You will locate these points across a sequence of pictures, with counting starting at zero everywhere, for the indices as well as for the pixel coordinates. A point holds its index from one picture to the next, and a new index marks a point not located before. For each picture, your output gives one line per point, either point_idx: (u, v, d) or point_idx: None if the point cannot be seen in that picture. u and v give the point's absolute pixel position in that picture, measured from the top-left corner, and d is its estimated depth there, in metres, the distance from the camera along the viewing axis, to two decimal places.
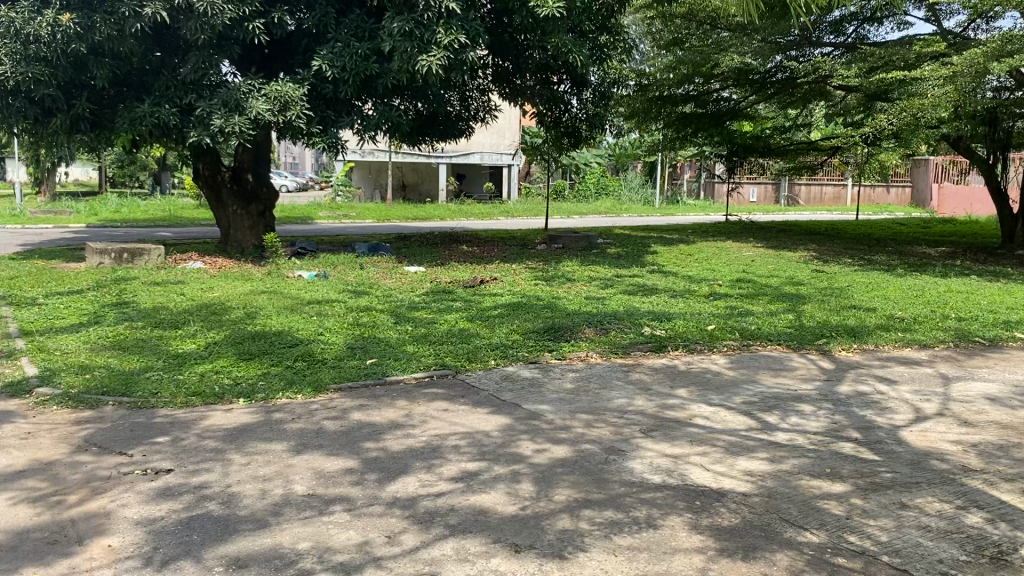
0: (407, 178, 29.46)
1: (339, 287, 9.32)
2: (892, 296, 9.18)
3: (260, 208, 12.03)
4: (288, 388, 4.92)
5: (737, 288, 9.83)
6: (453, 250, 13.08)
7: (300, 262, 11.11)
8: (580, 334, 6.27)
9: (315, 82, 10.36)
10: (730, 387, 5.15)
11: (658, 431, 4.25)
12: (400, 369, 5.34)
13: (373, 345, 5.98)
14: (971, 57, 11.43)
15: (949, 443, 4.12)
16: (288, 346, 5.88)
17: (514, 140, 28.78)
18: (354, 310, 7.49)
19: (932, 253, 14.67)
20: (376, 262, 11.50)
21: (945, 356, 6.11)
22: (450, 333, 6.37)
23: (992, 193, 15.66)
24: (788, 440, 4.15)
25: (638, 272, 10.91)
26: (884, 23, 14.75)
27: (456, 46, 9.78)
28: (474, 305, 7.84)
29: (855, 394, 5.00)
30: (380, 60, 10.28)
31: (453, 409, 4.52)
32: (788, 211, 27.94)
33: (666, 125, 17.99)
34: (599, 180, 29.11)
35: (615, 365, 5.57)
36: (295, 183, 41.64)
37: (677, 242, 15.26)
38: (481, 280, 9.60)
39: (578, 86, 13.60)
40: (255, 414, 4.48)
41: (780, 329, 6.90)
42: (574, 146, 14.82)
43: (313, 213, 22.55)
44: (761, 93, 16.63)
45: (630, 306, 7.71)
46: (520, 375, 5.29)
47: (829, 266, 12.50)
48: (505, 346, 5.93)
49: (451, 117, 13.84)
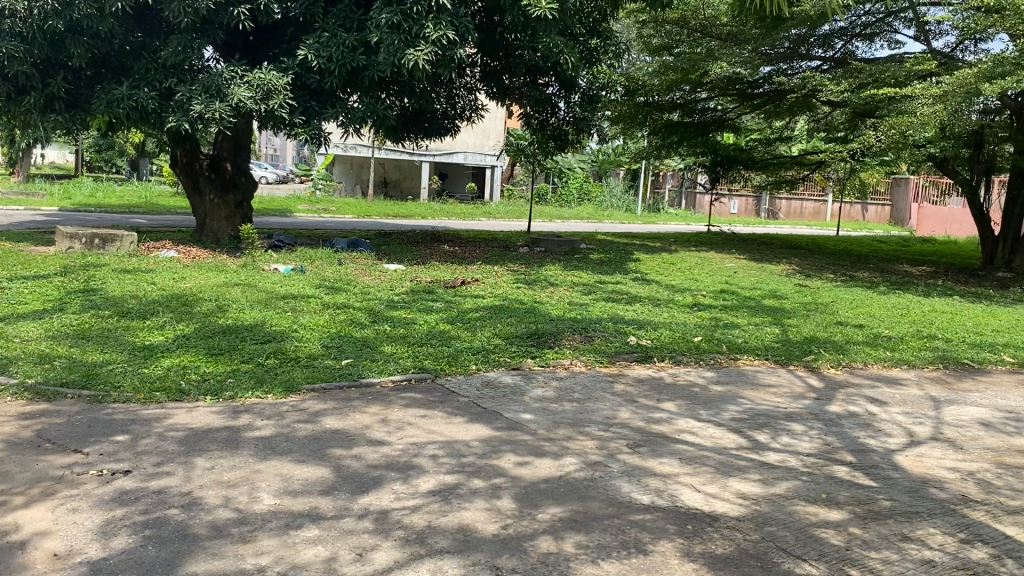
0: (389, 175, 29.22)
1: (317, 282, 9.08)
2: (877, 313, 9.08)
3: (238, 197, 11.77)
4: (258, 387, 4.69)
5: (721, 299, 9.70)
6: (434, 249, 12.86)
7: (277, 255, 10.84)
8: (563, 341, 6.08)
9: (300, 72, 10.12)
10: (718, 402, 4.98)
11: (644, 446, 4.07)
12: (377, 371, 5.13)
13: (349, 344, 5.75)
14: (962, 78, 11.43)
15: (947, 470, 3.97)
16: (260, 342, 5.64)
17: (499, 141, 28.61)
18: (331, 307, 7.25)
19: (916, 273, 14.67)
20: (354, 258, 11.25)
21: (935, 378, 5.97)
22: (429, 335, 6.16)
23: (976, 215, 15.73)
24: (779, 461, 3.99)
25: (621, 279, 10.75)
26: (875, 40, 14.73)
27: (445, 42, 9.54)
28: (454, 306, 7.62)
29: (846, 415, 4.85)
30: (368, 53, 10.04)
31: (431, 416, 4.31)
32: (769, 224, 27.98)
33: (652, 132, 17.89)
34: (582, 186, 29.04)
35: (599, 374, 5.39)
36: (274, 174, 41.31)
37: (660, 251, 15.16)
38: (462, 281, 9.39)
39: (567, 89, 13.44)
40: (223, 414, 4.25)
41: (767, 343, 6.73)
42: (560, 150, 14.65)
43: (293, 205, 22.26)
44: (749, 104, 16.57)
45: (613, 314, 7.53)
46: (501, 382, 5.09)
47: (811, 281, 12.43)
48: (486, 350, 5.72)
49: (437, 115, 13.63)
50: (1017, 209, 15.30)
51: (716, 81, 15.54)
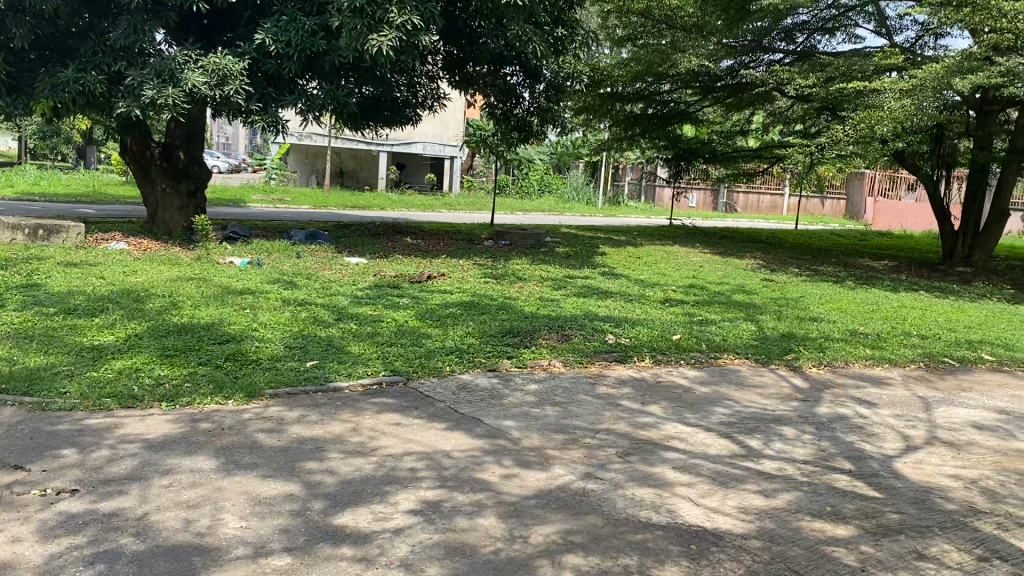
0: (345, 165, 28.67)
1: (276, 276, 8.71)
2: (848, 309, 8.98)
3: (191, 187, 11.31)
4: (217, 393, 4.36)
5: (691, 294, 9.53)
6: (397, 241, 12.50)
7: (232, 248, 10.42)
8: (539, 340, 5.82)
9: (257, 57, 9.70)
10: (704, 405, 4.76)
11: (634, 454, 3.83)
12: (345, 374, 4.82)
13: (313, 344, 5.44)
14: (933, 73, 11.50)
15: (949, 479, 3.81)
16: (218, 343, 5.30)
17: (458, 132, 28.22)
18: (291, 303, 6.90)
19: (880, 267, 14.71)
20: (313, 251, 10.86)
21: (919, 377, 5.84)
22: (398, 333, 5.87)
23: (936, 210, 15.89)
24: (777, 469, 3.78)
25: (589, 274, 10.53)
26: (836, 34, 14.72)
27: (409, 28, 9.24)
28: (422, 302, 7.31)
29: (837, 418, 4.67)
30: (328, 37, 9.67)
31: (405, 424, 4.03)
32: (728, 218, 28.08)
33: (614, 124, 17.72)
34: (543, 178, 28.80)
35: (579, 375, 5.15)
36: (226, 163, 40.42)
37: (624, 244, 15.01)
38: (428, 275, 9.10)
39: (531, 78, 13.06)
40: (179, 423, 3.91)
41: (746, 340, 6.55)
42: (523, 141, 14.38)
43: (247, 195, 21.70)
44: (713, 97, 16.47)
45: (587, 311, 7.30)
46: (477, 385, 4.82)
47: (777, 275, 12.37)
48: (460, 351, 5.45)
49: (399, 104, 13.24)
50: (977, 204, 15.50)
51: (682, 74, 15.37)
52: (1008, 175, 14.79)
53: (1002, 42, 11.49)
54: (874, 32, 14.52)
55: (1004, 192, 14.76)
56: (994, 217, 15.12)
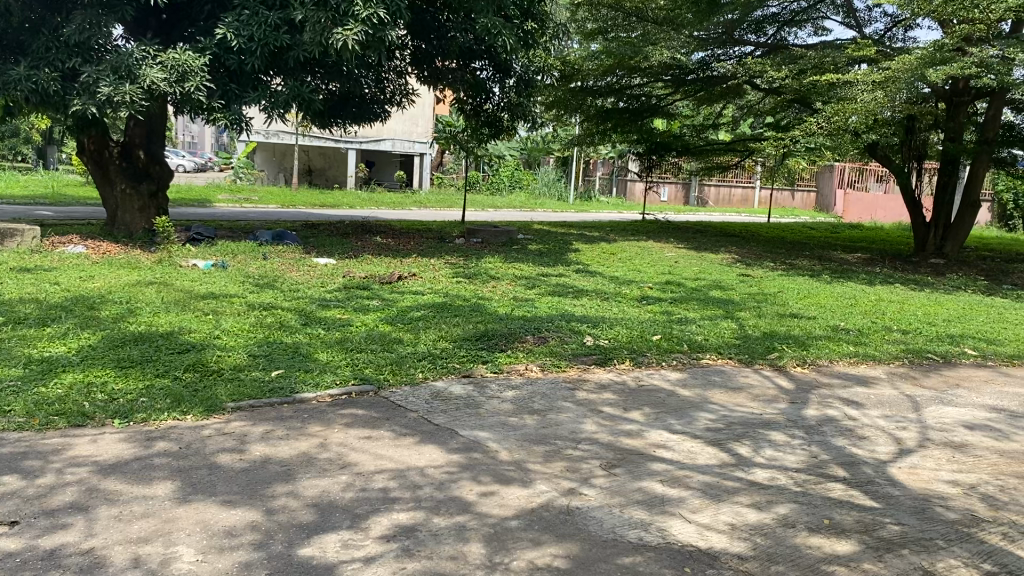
0: (313, 163, 28.24)
1: (240, 279, 8.41)
2: (826, 304, 8.86)
3: (152, 187, 10.95)
4: (175, 407, 4.10)
5: (668, 291, 9.37)
6: (366, 241, 12.22)
7: (196, 250, 10.09)
8: (515, 343, 5.61)
9: (218, 53, 9.38)
10: (689, 409, 4.58)
11: (620, 466, 3.63)
12: (312, 385, 4.57)
13: (279, 352, 5.18)
14: (906, 64, 11.42)
15: (947, 485, 3.66)
16: (178, 353, 5.02)
17: (428, 128, 27.90)
18: (256, 308, 6.61)
19: (853, 260, 14.68)
20: (279, 252, 10.57)
21: (905, 374, 5.71)
22: (368, 338, 5.63)
23: (907, 202, 15.92)
24: (768, 479, 3.60)
25: (564, 271, 10.33)
26: (804, 26, 14.67)
27: (375, 21, 8.91)
28: (392, 305, 7.06)
29: (826, 421, 4.51)
30: (292, 31, 9.40)
31: (377, 439, 3.80)
32: (700, 212, 28.04)
33: (585, 118, 17.54)
34: (514, 174, 28.58)
35: (558, 381, 4.94)
36: (192, 162, 39.80)
37: (598, 240, 14.84)
38: (399, 275, 8.85)
39: (501, 72, 12.67)
40: (133, 442, 3.65)
41: (727, 338, 6.38)
42: (494, 137, 14.14)
43: (213, 195, 21.25)
44: (684, 90, 16.35)
45: (563, 310, 7.10)
46: (452, 393, 4.61)
47: (752, 270, 12.26)
48: (433, 357, 5.22)
49: (366, 100, 12.94)
50: (947, 196, 15.53)
51: (653, 68, 15.21)
52: (978, 166, 14.84)
53: (974, 32, 11.48)
54: (844, 24, 14.45)
55: (975, 183, 14.82)
56: (965, 208, 15.19)
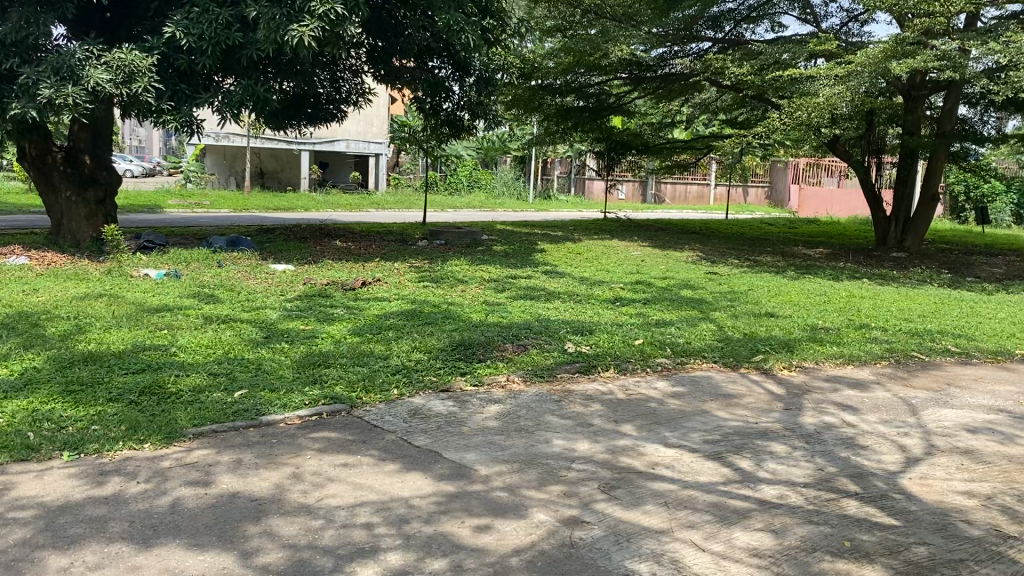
0: (265, 166, 27.59)
1: (195, 289, 8.01)
2: (799, 301, 8.73)
3: (99, 194, 10.46)
4: (131, 436, 3.75)
5: (639, 291, 9.16)
6: (325, 245, 11.83)
7: (147, 259, 9.64)
8: (493, 353, 5.34)
9: (167, 52, 8.98)
10: (681, 420, 4.36)
11: (620, 488, 3.38)
12: (280, 407, 4.25)
13: (242, 369, 4.84)
14: (869, 57, 11.38)
15: (963, 497, 3.49)
16: (132, 373, 4.65)
17: (382, 128, 27.43)
18: (214, 321, 6.23)
19: (817, 255, 14.68)
20: (235, 258, 10.16)
21: (894, 373, 5.55)
22: (337, 351, 5.31)
23: (867, 196, 15.97)
24: (778, 497, 3.39)
25: (531, 273, 10.07)
26: (761, 23, 14.53)
27: (333, 17, 8.57)
28: (358, 313, 6.74)
29: (825, 428, 4.32)
30: (244, 30, 9.02)
31: (356, 468, 3.50)
32: (658, 210, 28.03)
33: (545, 117, 17.30)
34: (472, 173, 28.25)
35: (541, 393, 4.69)
36: (140, 167, 38.78)
37: (563, 240, 14.63)
38: (363, 281, 8.52)
39: (460, 70, 12.31)
40: (85, 478, 3.30)
41: (708, 341, 6.17)
42: (453, 137, 13.79)
43: (163, 200, 20.58)
44: (643, 87, 16.18)
45: (536, 315, 6.84)
46: (432, 410, 4.32)
47: (717, 267, 12.12)
48: (407, 371, 4.93)
49: (320, 100, 12.54)
50: (907, 189, 15.60)
51: (614, 65, 14.99)
52: (936, 160, 14.93)
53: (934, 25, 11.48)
54: (800, 18, 14.41)
55: (934, 176, 14.90)
56: (925, 201, 15.28)
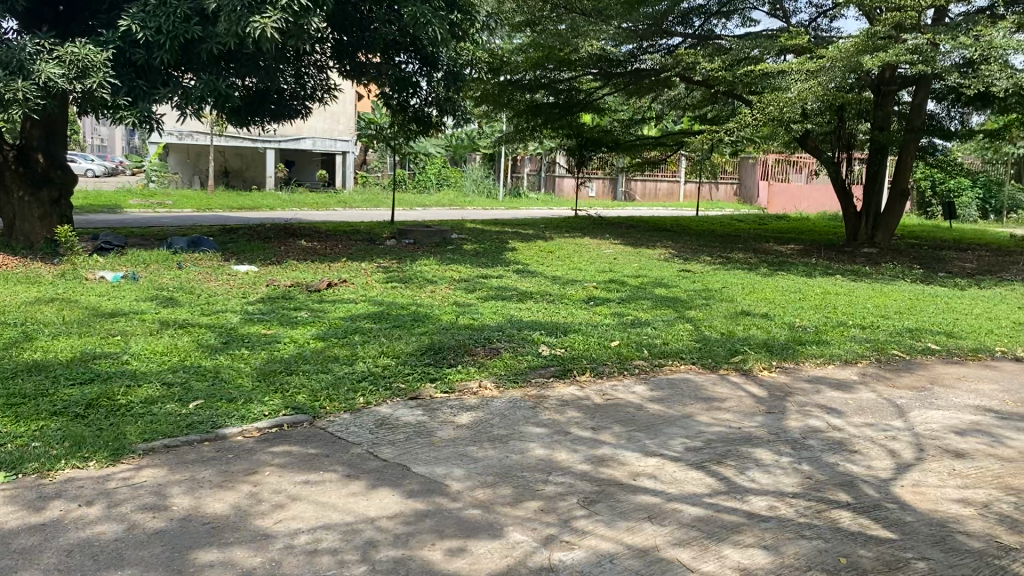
0: (230, 164, 27.10)
1: (153, 292, 7.69)
2: (775, 299, 8.59)
3: (54, 193, 10.06)
4: (74, 453, 3.48)
5: (613, 290, 8.97)
6: (289, 245, 11.51)
7: (103, 261, 9.29)
8: (464, 357, 5.11)
9: (123, 46, 8.64)
10: (662, 425, 4.16)
11: (600, 502, 3.18)
12: (238, 419, 4.00)
13: (198, 378, 4.57)
14: (841, 52, 11.29)
15: (959, 506, 3.32)
16: (80, 384, 4.36)
17: (350, 126, 27.05)
18: (171, 326, 5.95)
19: (788, 251, 14.63)
20: (196, 260, 9.84)
21: (876, 373, 5.40)
22: (299, 358, 5.05)
23: (837, 192, 15.95)
24: (767, 508, 3.21)
25: (502, 272, 9.86)
26: (732, 18, 14.43)
27: (296, 9, 8.30)
28: (324, 316, 6.48)
29: (810, 433, 4.15)
30: (204, 23, 8.70)
31: (318, 486, 3.26)
32: (628, 206, 27.94)
33: (515, 114, 17.07)
34: (440, 171, 27.96)
35: (515, 399, 4.47)
36: (102, 167, 38.02)
37: (534, 238, 14.44)
38: (328, 283, 8.25)
39: (429, 65, 11.92)
40: (21, 502, 3.04)
41: (685, 341, 5.99)
42: (421, 133, 13.49)
43: (123, 200, 20.09)
44: (613, 83, 16.02)
45: (508, 317, 6.61)
46: (399, 420, 4.09)
47: (690, 265, 12.00)
48: (374, 377, 4.70)
49: (285, 96, 12.21)
50: (877, 185, 15.58)
51: (584, 61, 14.80)
52: (906, 155, 14.91)
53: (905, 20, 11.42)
54: (771, 13, 14.32)
55: (903, 172, 14.89)
56: (893, 197, 15.28)
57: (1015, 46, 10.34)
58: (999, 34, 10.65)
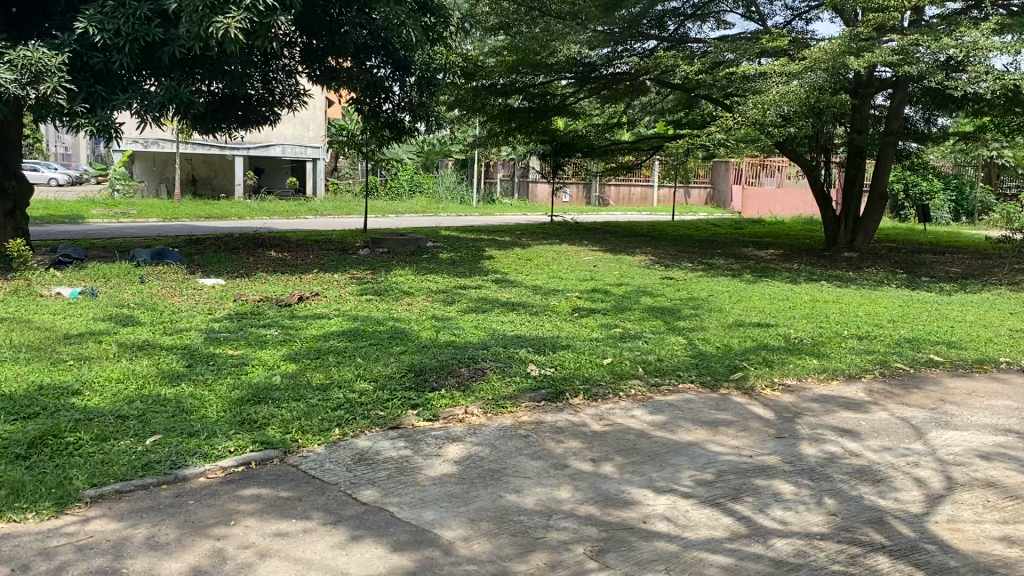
0: (197, 172, 26.50)
1: (112, 309, 7.23)
2: (764, 307, 8.30)
3: (8, 205, 9.57)
4: (11, 504, 3.07)
5: (598, 299, 8.64)
6: (259, 256, 11.07)
7: (60, 276, 8.80)
8: (447, 379, 4.75)
9: (80, 49, 8.18)
10: (668, 455, 3.82)
11: (611, 552, 2.83)
12: (200, 458, 3.61)
13: (156, 409, 4.17)
14: (823, 53, 11.06)
15: (1002, 546, 3.02)
16: (24, 419, 3.94)
17: (319, 132, 26.53)
18: (129, 349, 5.52)
19: (769, 256, 14.44)
20: (159, 273, 9.37)
21: (885, 389, 5.09)
22: (268, 383, 4.66)
23: (816, 196, 15.79)
24: (796, 554, 2.88)
25: (481, 282, 9.50)
26: (707, 21, 14.21)
27: (262, 8, 7.87)
28: (294, 334, 6.08)
29: (827, 460, 3.83)
30: (166, 25, 8.27)
31: (291, 537, 2.88)
32: (602, 212, 27.70)
33: (489, 119, 16.71)
34: (413, 178, 27.57)
35: (505, 428, 4.12)
36: (65, 176, 37.21)
37: (511, 245, 14.10)
38: (300, 296, 7.84)
39: (401, 70, 11.41)
40: None
41: (681, 355, 5.64)
42: (395, 139, 13.04)
43: (85, 210, 19.45)
44: (588, 88, 15.73)
45: (492, 332, 6.24)
46: (380, 455, 3.72)
47: (672, 272, 11.72)
48: (349, 406, 4.31)
49: (252, 102, 11.75)
50: (856, 188, 15.45)
51: (559, 64, 14.49)
52: (885, 159, 14.77)
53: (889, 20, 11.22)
54: (747, 16, 14.10)
55: (882, 175, 14.75)
56: (873, 201, 15.14)
57: (999, 46, 10.19)
58: (982, 35, 10.50)
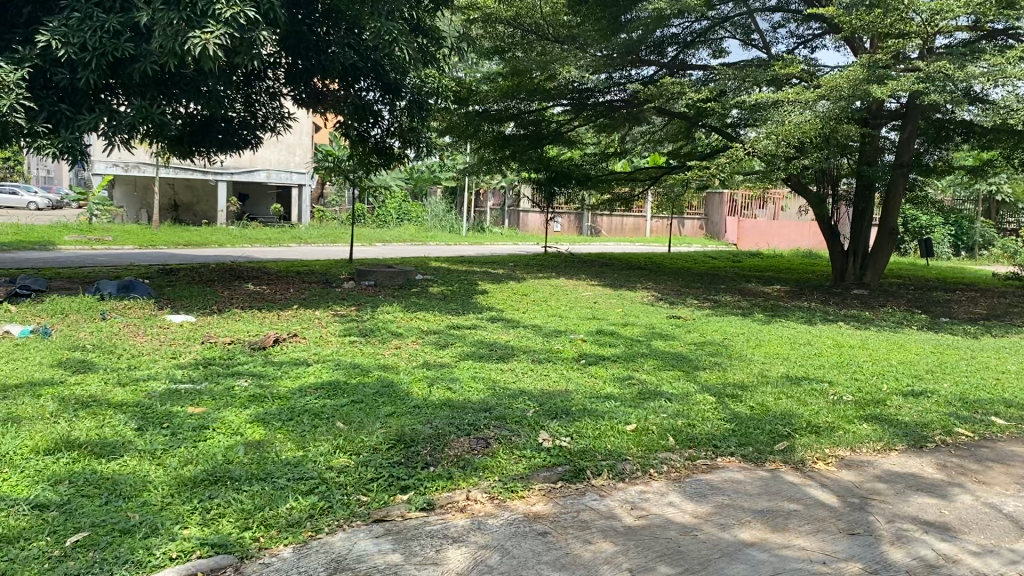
0: (179, 198, 25.70)
1: (64, 353, 6.40)
2: (787, 355, 7.56)
3: None
4: None
5: (604, 343, 7.89)
6: (234, 289, 10.27)
7: (13, 313, 7.96)
8: (444, 452, 3.97)
9: (41, 65, 7.39)
10: (723, 561, 3.06)
11: None
12: (131, 567, 2.81)
13: (87, 495, 3.37)
14: (837, 79, 10.38)
15: None
16: None
17: (305, 157, 25.78)
18: (72, 406, 4.70)
19: (775, 293, 13.74)
20: (124, 309, 8.54)
21: (958, 465, 4.35)
22: (225, 458, 3.84)
23: (822, 229, 15.17)
24: None
25: (476, 321, 8.73)
26: (704, 49, 13.65)
27: (243, 22, 7.10)
28: (267, 388, 5.29)
29: (923, 569, 3.07)
30: (137, 39, 7.48)
31: None
32: (595, 242, 27.09)
33: (482, 146, 16.02)
34: (401, 206, 26.87)
35: (515, 521, 3.34)
36: (45, 200, 36.50)
37: (505, 279, 13.35)
38: (276, 338, 7.02)
39: (390, 94, 10.56)
40: None
41: (713, 418, 4.87)
42: (384, 166, 12.29)
43: (58, 236, 18.54)
44: (584, 116, 15.11)
45: (495, 386, 5.47)
46: (361, 562, 2.94)
47: (678, 309, 11.01)
48: (326, 489, 3.52)
49: (233, 125, 10.98)
50: (865, 222, 14.78)
51: (556, 90, 13.82)
52: (894, 193, 14.11)
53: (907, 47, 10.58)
54: (749, 44, 13.53)
55: (891, 209, 14.09)
56: (882, 236, 14.48)
57: None
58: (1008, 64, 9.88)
